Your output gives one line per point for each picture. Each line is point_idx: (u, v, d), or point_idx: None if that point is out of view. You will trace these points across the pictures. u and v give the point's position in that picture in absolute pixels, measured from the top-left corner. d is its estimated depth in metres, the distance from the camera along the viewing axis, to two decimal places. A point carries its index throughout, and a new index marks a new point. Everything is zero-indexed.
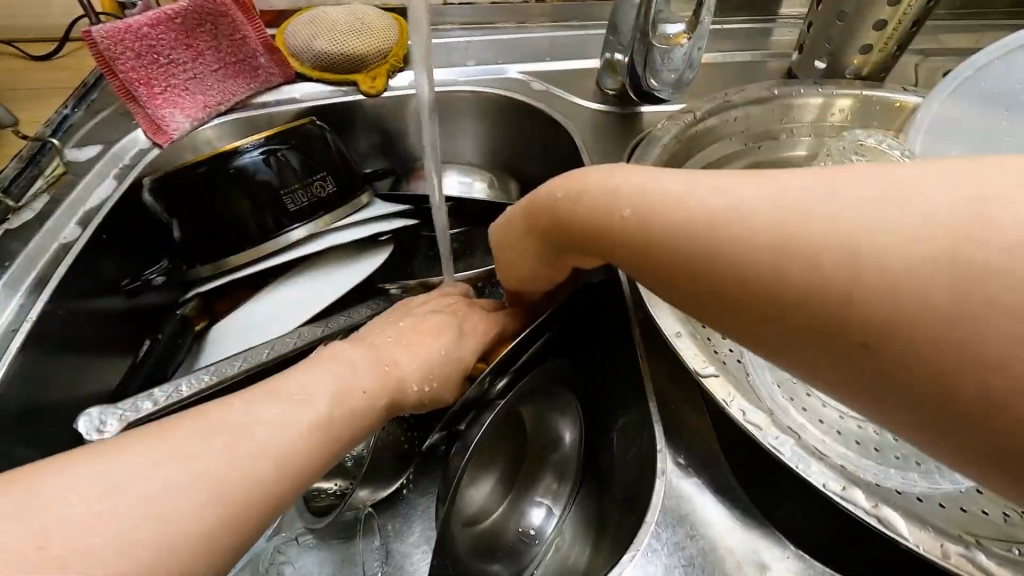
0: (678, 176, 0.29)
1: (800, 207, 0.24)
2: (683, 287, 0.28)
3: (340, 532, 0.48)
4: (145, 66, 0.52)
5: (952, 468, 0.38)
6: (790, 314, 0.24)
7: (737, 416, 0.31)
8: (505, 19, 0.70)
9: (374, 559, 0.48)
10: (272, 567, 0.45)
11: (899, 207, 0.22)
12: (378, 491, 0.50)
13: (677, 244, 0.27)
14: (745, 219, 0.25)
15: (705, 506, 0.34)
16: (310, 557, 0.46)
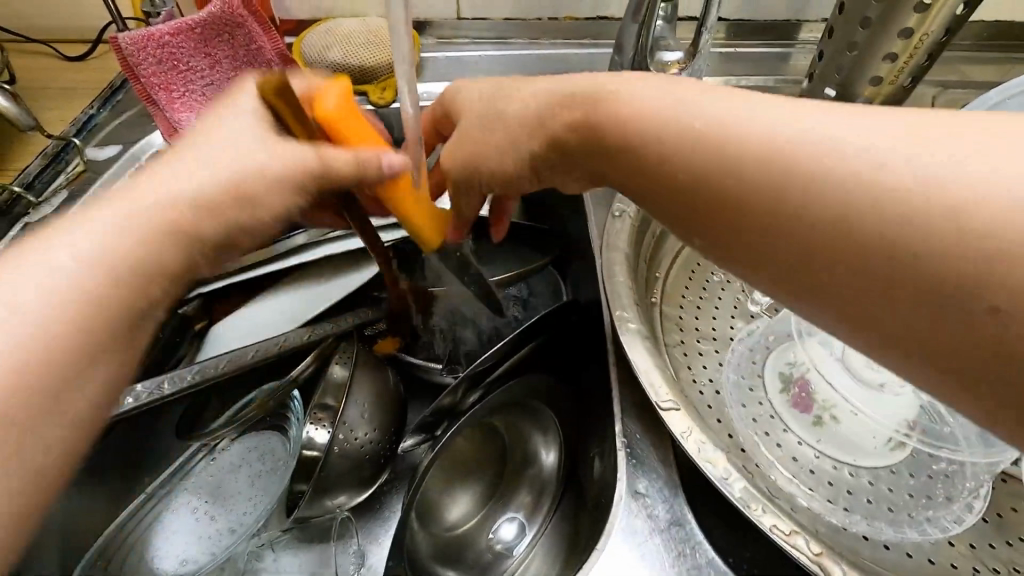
0: (737, 99, 0.29)
1: (861, 134, 0.25)
2: (710, 203, 0.28)
3: (317, 534, 0.49)
4: (165, 71, 0.54)
5: (923, 517, 0.38)
6: (831, 212, 0.25)
7: (692, 451, 0.32)
8: (517, 35, 0.71)
9: (348, 561, 0.49)
10: (251, 563, 0.48)
11: (927, 165, 0.23)
12: (354, 497, 0.50)
13: (735, 149, 0.27)
14: (813, 140, 0.25)
15: (658, 537, 0.34)
16: (287, 558, 0.49)
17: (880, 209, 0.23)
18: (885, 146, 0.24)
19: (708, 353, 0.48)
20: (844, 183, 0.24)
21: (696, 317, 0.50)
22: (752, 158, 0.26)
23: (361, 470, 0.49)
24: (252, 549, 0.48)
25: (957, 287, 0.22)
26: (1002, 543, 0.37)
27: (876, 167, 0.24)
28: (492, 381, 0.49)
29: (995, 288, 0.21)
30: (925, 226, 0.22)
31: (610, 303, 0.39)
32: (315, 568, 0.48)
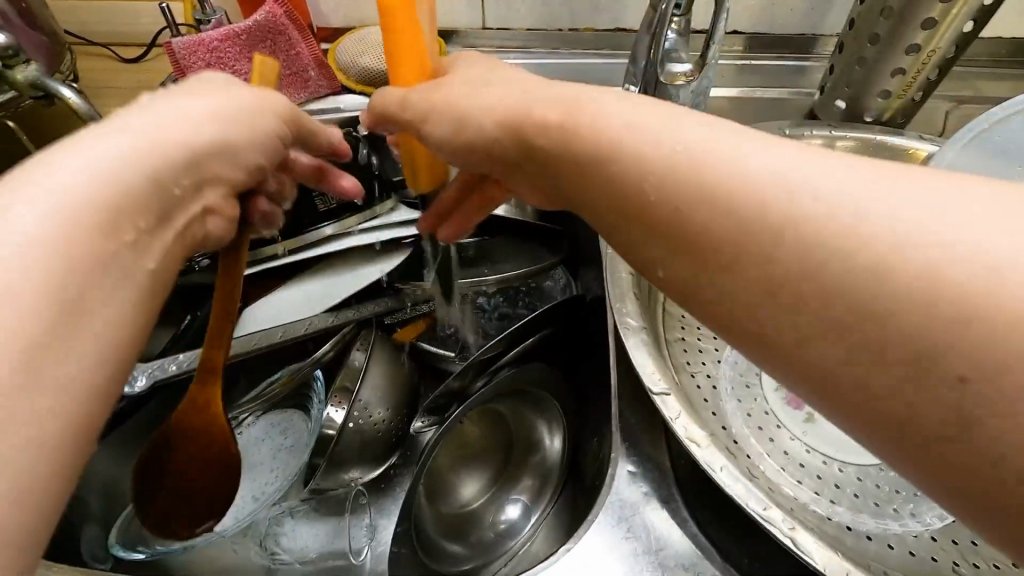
0: (704, 130, 0.25)
1: (843, 182, 0.21)
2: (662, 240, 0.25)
3: (333, 506, 0.54)
4: None
5: (905, 512, 0.40)
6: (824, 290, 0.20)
7: (685, 438, 0.34)
8: (539, 44, 0.75)
9: (361, 535, 0.53)
10: (270, 530, 0.52)
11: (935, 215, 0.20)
12: (368, 472, 0.53)
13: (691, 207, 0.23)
14: (777, 194, 0.22)
15: (645, 512, 0.37)
16: (305, 527, 0.53)
17: (879, 285, 0.20)
18: (860, 192, 0.21)
19: (708, 352, 0.50)
20: (819, 225, 0.21)
21: (698, 316, 0.52)
22: (728, 208, 0.23)
23: (376, 449, 0.53)
24: (274, 517, 0.52)
25: (943, 357, 0.19)
26: (986, 539, 0.38)
27: (888, 231, 0.20)
28: (500, 371, 0.53)
29: (963, 360, 0.18)
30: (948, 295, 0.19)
31: (611, 297, 0.42)
32: (332, 537, 0.53)
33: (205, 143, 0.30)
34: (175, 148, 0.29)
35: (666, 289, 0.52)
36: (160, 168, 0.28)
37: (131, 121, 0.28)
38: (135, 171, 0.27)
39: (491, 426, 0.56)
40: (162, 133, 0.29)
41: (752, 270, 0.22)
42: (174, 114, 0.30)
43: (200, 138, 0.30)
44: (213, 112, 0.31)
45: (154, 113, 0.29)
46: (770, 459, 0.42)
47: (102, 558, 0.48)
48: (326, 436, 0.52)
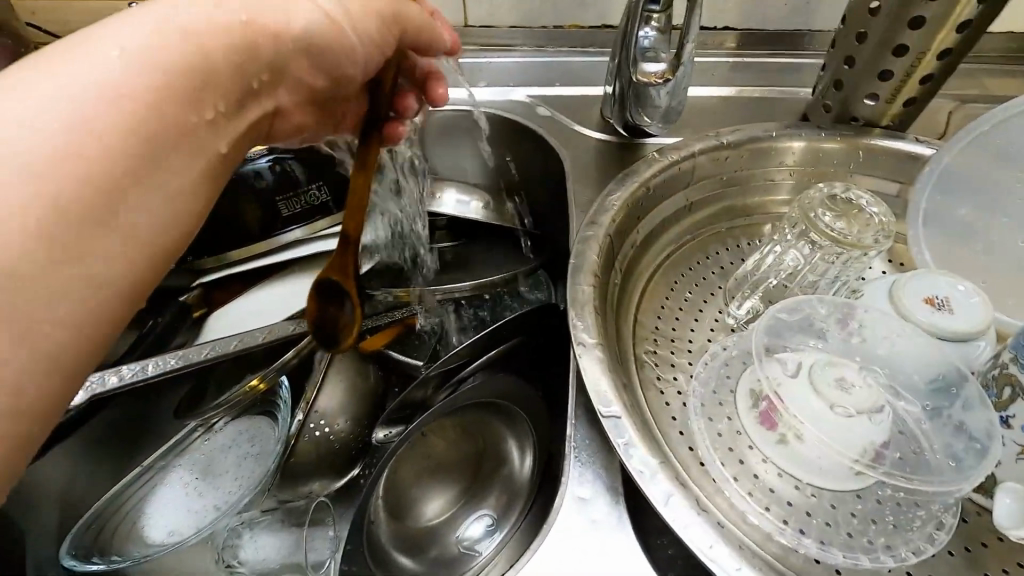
0: None
1: None
2: None
3: (294, 518, 0.52)
4: None
5: (881, 545, 0.37)
6: None
7: (631, 468, 0.32)
8: (523, 42, 0.73)
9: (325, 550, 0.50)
10: (232, 540, 0.51)
11: None
12: (331, 484, 0.53)
13: None
14: None
15: (595, 542, 0.34)
16: (266, 538, 0.51)
17: None
18: None
19: (681, 366, 0.48)
20: None
21: (673, 328, 0.50)
22: None
23: (339, 458, 0.52)
24: (233, 527, 0.52)
25: None
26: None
27: None
28: (464, 381, 0.52)
29: None
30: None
31: (570, 311, 0.40)
32: (287, 552, 0.51)
33: (148, 80, 0.28)
34: (102, 92, 0.26)
35: (639, 300, 0.51)
36: (92, 117, 0.26)
37: (56, 70, 0.27)
38: (74, 128, 0.26)
39: (459, 437, 0.55)
40: (87, 79, 0.26)
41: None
42: (91, 53, 0.27)
43: (135, 75, 0.27)
44: (149, 35, 0.28)
45: (69, 59, 0.27)
46: (736, 483, 0.40)
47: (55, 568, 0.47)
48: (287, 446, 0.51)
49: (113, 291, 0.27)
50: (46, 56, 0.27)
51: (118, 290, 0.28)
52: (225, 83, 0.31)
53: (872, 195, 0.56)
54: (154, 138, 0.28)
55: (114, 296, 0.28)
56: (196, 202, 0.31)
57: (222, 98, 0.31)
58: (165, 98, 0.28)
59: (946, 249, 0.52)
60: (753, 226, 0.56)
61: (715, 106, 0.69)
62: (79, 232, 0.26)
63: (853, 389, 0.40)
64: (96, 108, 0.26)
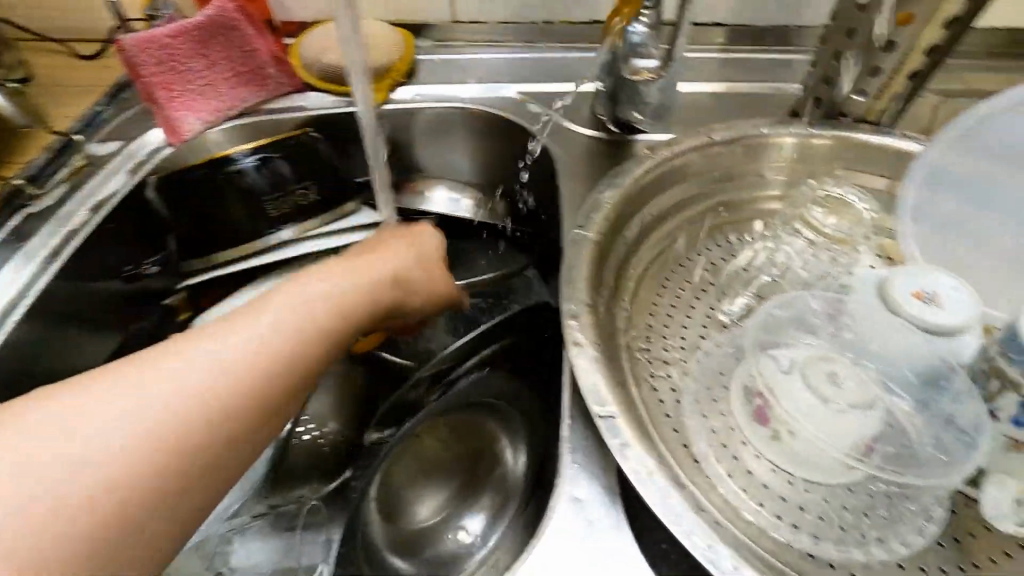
0: None
1: None
2: None
3: (287, 521, 0.51)
4: (164, 71, 0.58)
5: (874, 538, 0.37)
6: None
7: (627, 470, 0.31)
8: (512, 37, 0.72)
9: (316, 551, 0.51)
10: (218, 548, 0.49)
11: None
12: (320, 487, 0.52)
13: None
14: None
15: (588, 542, 0.34)
16: (256, 544, 0.50)
17: None
18: None
19: (674, 363, 0.48)
20: None
21: (665, 326, 0.50)
22: None
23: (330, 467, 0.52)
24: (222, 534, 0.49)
25: None
26: (954, 566, 0.37)
27: None
28: (459, 377, 0.55)
29: None
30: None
31: (563, 311, 0.40)
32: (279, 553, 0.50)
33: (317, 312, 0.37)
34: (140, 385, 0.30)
35: (632, 297, 0.50)
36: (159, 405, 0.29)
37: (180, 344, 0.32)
38: (182, 387, 0.30)
39: (449, 437, 0.54)
40: (283, 310, 0.36)
41: None
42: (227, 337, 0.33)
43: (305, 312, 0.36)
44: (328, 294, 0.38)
45: (246, 320, 0.34)
46: (731, 480, 0.40)
47: None
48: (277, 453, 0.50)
49: (171, 507, 0.29)
50: (301, 310, 0.36)
51: (85, 557, 0.26)
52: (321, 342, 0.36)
53: (861, 190, 0.56)
54: (252, 416, 0.32)
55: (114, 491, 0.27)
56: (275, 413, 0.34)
57: (277, 394, 0.33)
58: (222, 401, 0.31)
59: (932, 242, 0.52)
60: (745, 220, 0.56)
61: (706, 102, 0.69)
62: (136, 477, 0.28)
63: (843, 382, 0.41)
64: (206, 365, 0.31)
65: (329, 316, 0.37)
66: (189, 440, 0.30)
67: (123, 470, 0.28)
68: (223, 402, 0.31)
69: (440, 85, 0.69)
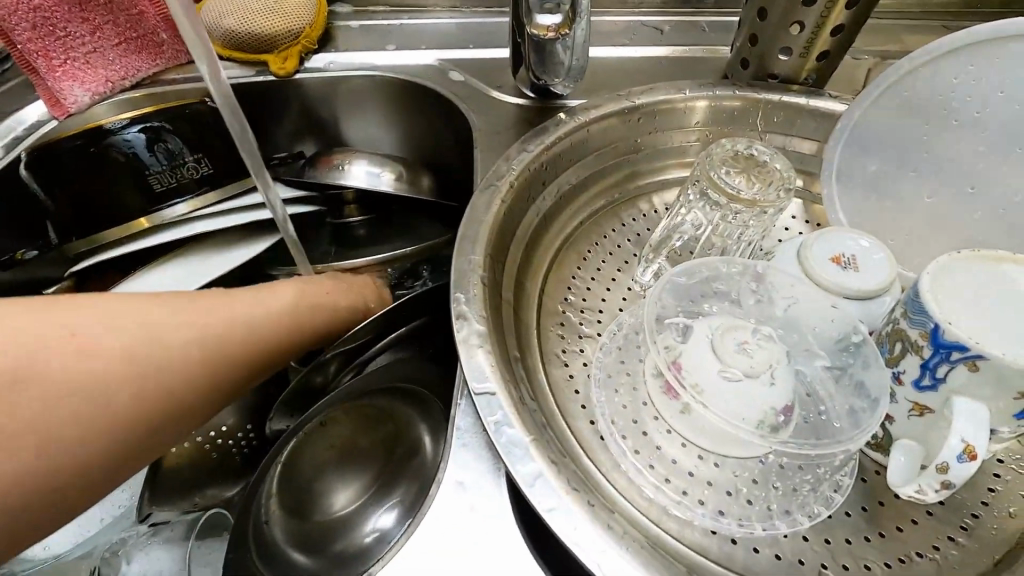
0: None
1: None
2: None
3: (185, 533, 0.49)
4: (42, 37, 0.53)
5: (779, 510, 0.36)
6: None
7: (499, 449, 0.29)
8: (436, 1, 0.68)
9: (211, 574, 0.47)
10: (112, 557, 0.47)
11: None
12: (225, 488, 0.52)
13: None
14: None
15: (469, 530, 0.32)
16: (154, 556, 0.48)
17: None
18: None
19: (589, 337, 0.46)
20: None
21: (582, 299, 0.48)
22: None
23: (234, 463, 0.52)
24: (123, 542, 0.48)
25: None
26: (859, 538, 0.35)
27: None
28: (371, 362, 0.54)
29: None
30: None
31: (452, 285, 0.37)
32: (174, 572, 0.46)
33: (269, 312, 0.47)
34: (111, 332, 0.38)
35: (546, 269, 0.48)
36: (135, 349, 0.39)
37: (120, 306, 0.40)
38: (129, 340, 0.39)
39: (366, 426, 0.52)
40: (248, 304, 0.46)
41: None
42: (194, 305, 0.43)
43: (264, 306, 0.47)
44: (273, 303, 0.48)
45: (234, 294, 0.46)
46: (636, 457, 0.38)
47: None
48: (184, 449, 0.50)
49: (99, 427, 0.37)
50: (268, 298, 0.48)
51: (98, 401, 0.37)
52: (270, 337, 0.46)
53: (787, 153, 0.54)
54: (206, 381, 0.42)
55: (96, 450, 0.38)
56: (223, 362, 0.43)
57: (247, 355, 0.45)
58: (210, 340, 0.42)
59: (856, 206, 0.51)
60: (666, 189, 0.54)
61: (639, 65, 0.66)
62: (93, 398, 0.37)
63: (754, 352, 0.39)
64: (145, 330, 0.40)
65: (257, 326, 0.46)
66: (176, 355, 0.40)
67: (84, 400, 0.37)
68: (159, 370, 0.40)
69: (359, 52, 0.65)
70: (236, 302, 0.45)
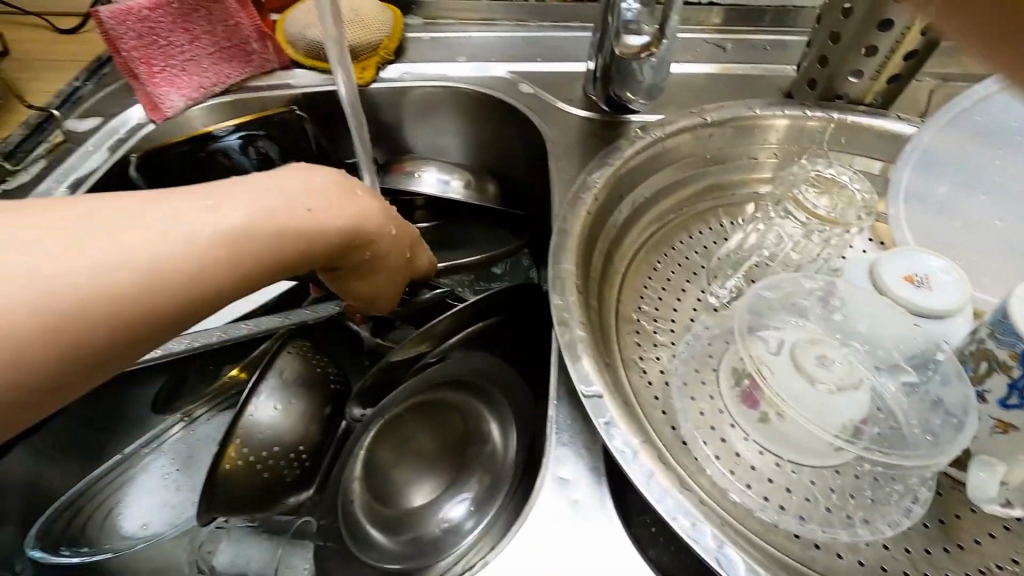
0: None
1: None
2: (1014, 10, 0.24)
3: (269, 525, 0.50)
4: (145, 46, 0.57)
5: (860, 519, 0.37)
6: None
7: (612, 448, 0.31)
8: (503, 16, 0.71)
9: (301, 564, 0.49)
10: (201, 550, 0.49)
11: None
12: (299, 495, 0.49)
13: None
14: None
15: (573, 524, 0.34)
16: (244, 548, 0.50)
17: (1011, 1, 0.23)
18: None
19: (664, 346, 0.48)
20: None
21: (655, 308, 0.50)
22: None
23: (304, 461, 0.49)
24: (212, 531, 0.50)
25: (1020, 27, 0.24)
26: (938, 549, 0.37)
27: None
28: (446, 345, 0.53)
29: None
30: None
31: (550, 291, 0.39)
32: (266, 560, 0.49)
33: (301, 204, 0.35)
34: (105, 220, 0.28)
35: (621, 277, 0.50)
36: (60, 284, 0.26)
37: (78, 214, 0.28)
38: (151, 226, 0.29)
39: (435, 417, 0.54)
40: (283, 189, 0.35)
41: None
42: (145, 228, 0.29)
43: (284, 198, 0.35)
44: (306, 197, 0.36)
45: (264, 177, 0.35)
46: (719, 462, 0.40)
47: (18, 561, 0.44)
48: (257, 440, 0.47)
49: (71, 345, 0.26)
50: (271, 188, 0.35)
51: (83, 303, 0.26)
52: (313, 241, 0.36)
53: (854, 171, 0.55)
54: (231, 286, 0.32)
55: (111, 358, 0.28)
56: (226, 267, 0.31)
57: (246, 268, 0.32)
58: (245, 235, 0.32)
59: (925, 226, 0.52)
60: (735, 205, 0.56)
61: (700, 82, 0.68)
62: (103, 301, 0.27)
63: (832, 364, 0.41)
64: (166, 217, 0.29)
65: (289, 223, 0.34)
66: (206, 257, 0.30)
67: (94, 304, 0.26)
68: (97, 315, 0.27)
69: (432, 63, 0.67)
70: (241, 194, 0.33)
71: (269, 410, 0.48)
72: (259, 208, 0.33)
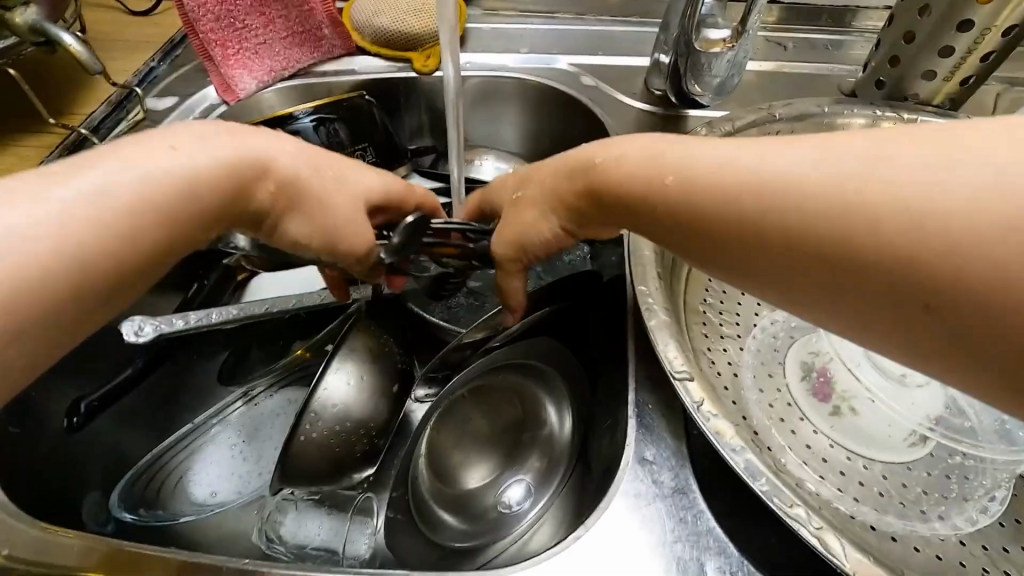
0: (727, 142, 0.30)
1: (781, 163, 0.28)
2: (808, 290, 0.27)
3: (334, 499, 0.50)
4: (222, 28, 0.58)
5: (934, 513, 0.38)
6: (794, 243, 0.27)
7: (705, 427, 0.32)
8: (563, 9, 0.71)
9: (362, 539, 0.48)
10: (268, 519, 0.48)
11: (802, 171, 0.26)
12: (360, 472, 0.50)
13: (787, 240, 0.27)
14: (782, 174, 0.27)
15: (659, 503, 0.35)
16: (308, 519, 0.48)
17: (736, 198, 0.28)
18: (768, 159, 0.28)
19: (730, 339, 0.47)
20: (749, 175, 0.28)
21: (720, 301, 0.50)
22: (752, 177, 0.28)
23: (371, 437, 0.50)
24: (278, 501, 0.49)
25: (856, 230, 0.24)
26: (1016, 547, 0.37)
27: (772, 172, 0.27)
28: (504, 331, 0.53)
29: (923, 267, 0.23)
30: (741, 191, 0.28)
31: (632, 278, 0.40)
32: (332, 534, 0.48)
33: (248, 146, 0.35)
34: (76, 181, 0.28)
35: (687, 269, 0.50)
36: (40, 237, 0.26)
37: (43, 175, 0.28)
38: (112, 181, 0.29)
39: (490, 401, 0.54)
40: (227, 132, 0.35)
41: (696, 215, 0.30)
42: (109, 177, 0.29)
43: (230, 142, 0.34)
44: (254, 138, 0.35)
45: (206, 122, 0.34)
46: (793, 453, 0.40)
47: (102, 520, 0.46)
48: (324, 413, 0.48)
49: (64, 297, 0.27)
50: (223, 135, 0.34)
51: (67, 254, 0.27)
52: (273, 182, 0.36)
53: None
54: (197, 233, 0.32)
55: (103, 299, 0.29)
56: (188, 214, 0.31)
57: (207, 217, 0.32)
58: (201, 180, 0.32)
59: None
60: None
61: (753, 80, 0.68)
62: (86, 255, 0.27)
63: None
64: (128, 169, 0.29)
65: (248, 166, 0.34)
66: (170, 207, 0.30)
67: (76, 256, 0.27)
68: (85, 267, 0.27)
69: (493, 54, 0.68)
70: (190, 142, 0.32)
71: (338, 387, 0.49)
72: (209, 154, 0.32)
